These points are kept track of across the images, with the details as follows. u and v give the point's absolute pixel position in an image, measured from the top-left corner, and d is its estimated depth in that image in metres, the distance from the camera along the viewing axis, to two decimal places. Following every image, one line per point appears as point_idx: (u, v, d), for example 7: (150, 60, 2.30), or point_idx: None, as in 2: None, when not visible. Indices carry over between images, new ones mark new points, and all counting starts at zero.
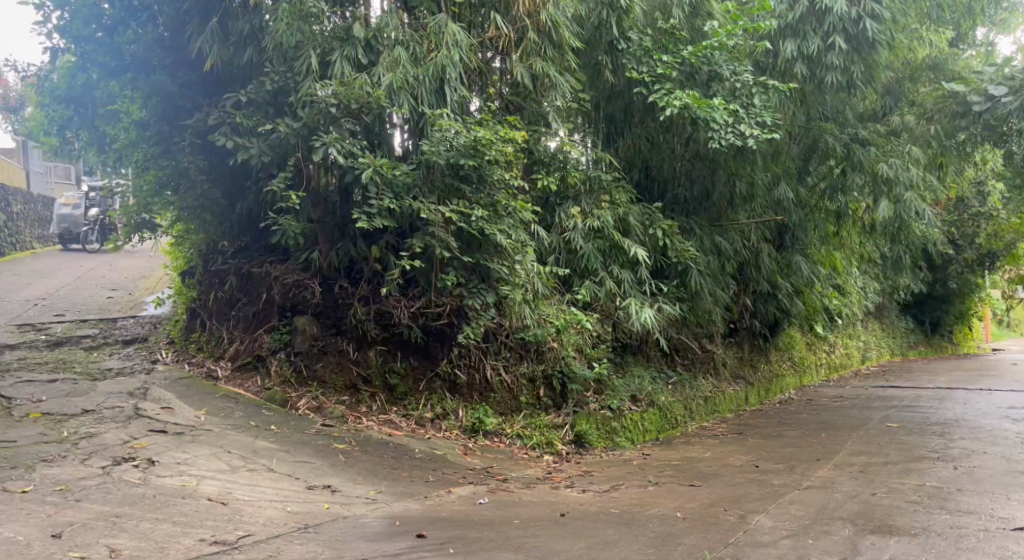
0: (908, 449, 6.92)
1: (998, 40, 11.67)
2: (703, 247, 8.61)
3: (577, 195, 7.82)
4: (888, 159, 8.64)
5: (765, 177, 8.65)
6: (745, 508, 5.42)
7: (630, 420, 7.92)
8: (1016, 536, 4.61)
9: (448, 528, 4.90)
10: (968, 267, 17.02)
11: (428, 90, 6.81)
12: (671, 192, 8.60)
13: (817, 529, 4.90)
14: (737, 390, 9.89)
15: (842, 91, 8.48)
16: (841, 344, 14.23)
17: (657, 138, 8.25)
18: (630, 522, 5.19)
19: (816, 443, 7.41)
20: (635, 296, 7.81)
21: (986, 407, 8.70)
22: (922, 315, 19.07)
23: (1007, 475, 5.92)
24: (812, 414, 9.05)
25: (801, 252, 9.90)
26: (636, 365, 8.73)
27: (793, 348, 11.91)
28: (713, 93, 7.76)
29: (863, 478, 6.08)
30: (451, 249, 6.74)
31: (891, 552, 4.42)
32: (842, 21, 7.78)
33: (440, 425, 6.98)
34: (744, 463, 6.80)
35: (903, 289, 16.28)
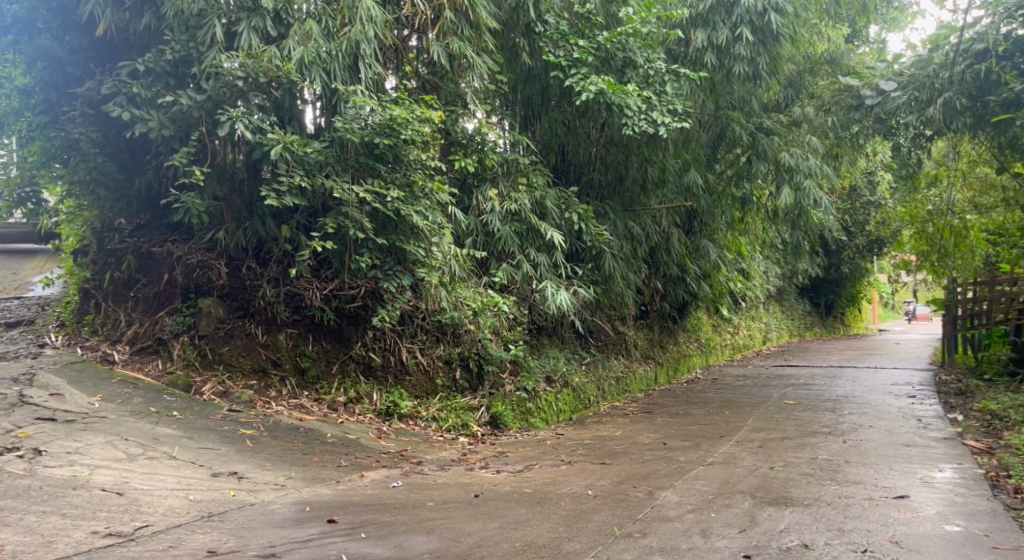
0: (803, 425, 7.32)
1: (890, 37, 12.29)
2: (617, 231, 8.75)
3: (495, 177, 7.78)
4: (790, 149, 8.92)
5: (675, 163, 8.87)
6: (653, 485, 5.60)
7: (545, 401, 8.02)
8: (897, 504, 4.96)
9: (360, 513, 4.86)
10: (860, 253, 18.06)
11: (342, 66, 6.63)
12: (586, 176, 8.73)
13: (719, 502, 5.12)
14: (647, 370, 10.19)
15: (748, 81, 8.78)
16: (745, 326, 14.84)
17: (573, 124, 8.38)
18: (542, 501, 5.28)
19: (719, 421, 7.73)
20: (551, 279, 7.84)
21: (874, 384, 9.30)
22: (818, 298, 20.10)
23: (890, 447, 6.36)
24: (716, 392, 9.44)
25: (709, 237, 10.23)
26: (552, 347, 8.86)
27: (700, 330, 12.40)
28: (627, 80, 7.85)
29: (763, 453, 6.39)
30: (365, 231, 6.61)
31: (786, 522, 4.68)
32: (750, 12, 8.01)
33: (353, 409, 6.89)
34: (653, 441, 7.02)
35: (802, 273, 17.13)
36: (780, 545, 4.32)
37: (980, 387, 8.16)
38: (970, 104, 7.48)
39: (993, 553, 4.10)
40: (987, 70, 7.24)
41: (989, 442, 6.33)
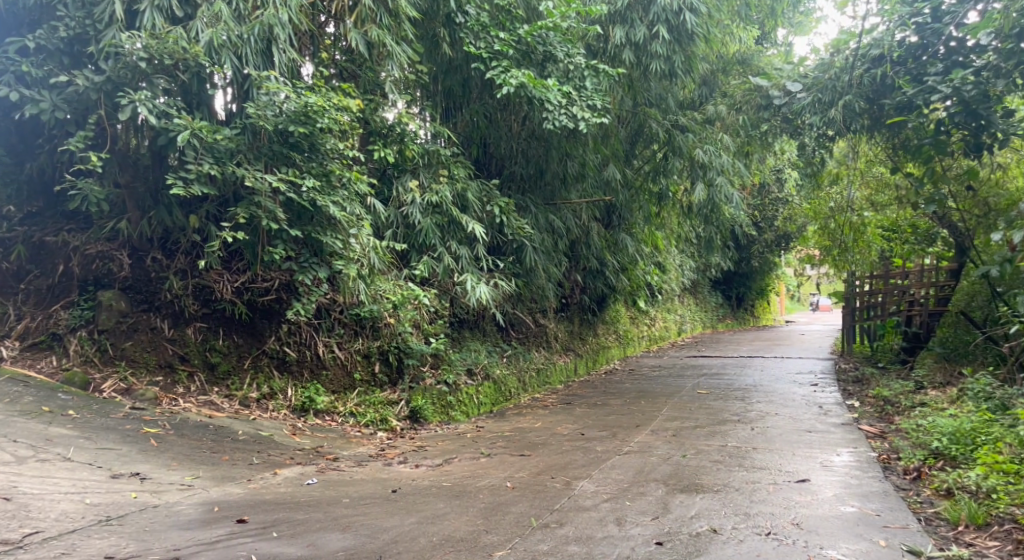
0: (714, 413, 7.58)
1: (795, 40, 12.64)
2: (538, 225, 8.81)
3: (415, 169, 7.69)
4: (704, 145, 9.24)
5: (595, 158, 8.95)
6: (570, 475, 5.68)
7: (465, 394, 7.98)
8: (799, 487, 5.21)
9: (272, 511, 4.72)
10: (769, 247, 18.82)
11: (254, 51, 6.37)
12: (508, 169, 8.76)
13: (634, 491, 5.23)
14: (567, 362, 10.32)
15: (665, 79, 8.97)
16: (661, 318, 15.22)
17: (494, 116, 8.33)
18: (461, 494, 5.27)
19: (635, 411, 7.91)
20: (472, 271, 7.81)
21: (780, 373, 9.75)
22: (730, 291, 20.81)
23: (794, 433, 6.66)
24: (632, 383, 9.67)
25: (627, 231, 10.43)
26: (473, 340, 8.84)
27: (618, 322, 12.64)
28: (548, 74, 7.85)
29: (676, 441, 6.58)
30: (280, 222, 6.40)
31: (697, 509, 4.83)
32: (666, 11, 8.15)
33: (267, 405, 6.68)
34: (572, 431, 7.12)
35: (714, 266, 17.70)
36: (690, 530, 4.46)
37: (874, 374, 8.68)
38: (867, 107, 7.89)
39: (884, 532, 4.36)
40: (883, 74, 7.69)
41: (882, 426, 6.72)
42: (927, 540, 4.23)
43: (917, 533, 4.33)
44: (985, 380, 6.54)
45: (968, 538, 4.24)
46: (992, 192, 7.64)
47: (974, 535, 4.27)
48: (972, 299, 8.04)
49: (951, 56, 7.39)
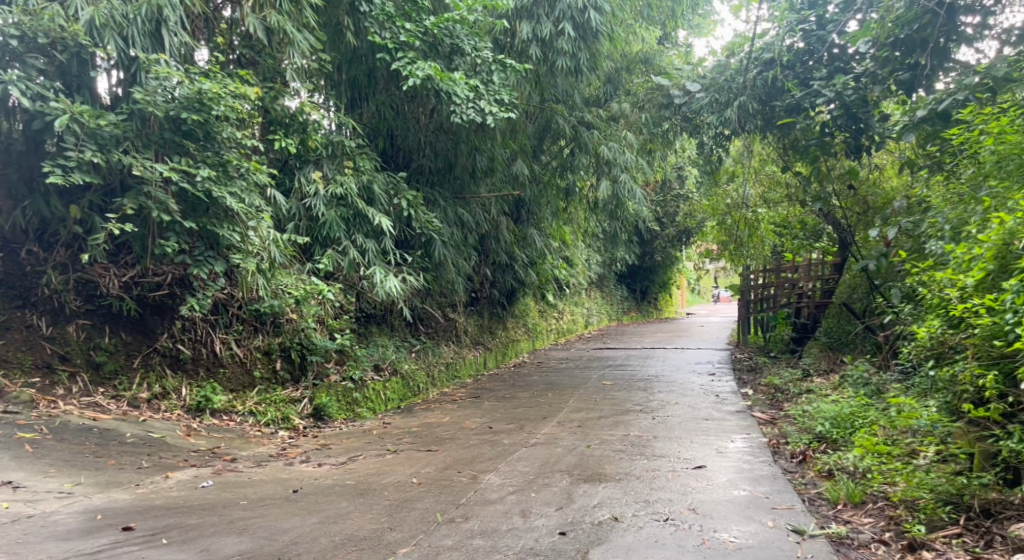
0: (618, 403, 7.77)
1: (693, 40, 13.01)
2: (447, 219, 8.68)
3: (319, 159, 7.44)
4: (608, 142, 9.45)
5: (504, 152, 8.92)
6: (476, 469, 5.68)
7: (372, 390, 7.77)
8: (695, 474, 5.40)
9: (163, 517, 4.50)
10: (671, 243, 19.45)
11: (141, 32, 6.01)
12: (415, 162, 8.65)
13: (539, 482, 5.29)
14: (477, 356, 10.31)
15: (571, 76, 9.03)
16: (569, 311, 15.47)
17: (401, 108, 8.21)
18: (365, 492, 5.18)
19: (542, 403, 7.99)
20: (379, 265, 7.61)
21: (680, 363, 10.10)
22: (634, 284, 21.39)
23: (692, 421, 6.91)
24: (540, 375, 9.76)
25: (535, 226, 10.56)
26: (381, 335, 8.67)
27: (527, 315, 12.76)
28: (455, 67, 7.83)
29: (581, 432, 6.69)
30: (172, 213, 6.08)
31: (599, 498, 4.94)
32: (571, 8, 8.25)
33: (158, 405, 6.35)
34: (479, 425, 7.11)
35: (620, 261, 18.13)
36: (592, 519, 4.55)
37: (766, 363, 9.17)
38: (761, 108, 8.23)
39: (771, 513, 4.58)
40: (774, 77, 8.06)
41: (772, 413, 7.07)
42: (810, 519, 4.48)
43: (801, 513, 4.57)
44: (863, 367, 6.99)
45: (847, 516, 4.52)
46: (871, 191, 8.14)
47: (852, 513, 4.55)
48: (853, 291, 8.43)
49: (833, 62, 7.87)
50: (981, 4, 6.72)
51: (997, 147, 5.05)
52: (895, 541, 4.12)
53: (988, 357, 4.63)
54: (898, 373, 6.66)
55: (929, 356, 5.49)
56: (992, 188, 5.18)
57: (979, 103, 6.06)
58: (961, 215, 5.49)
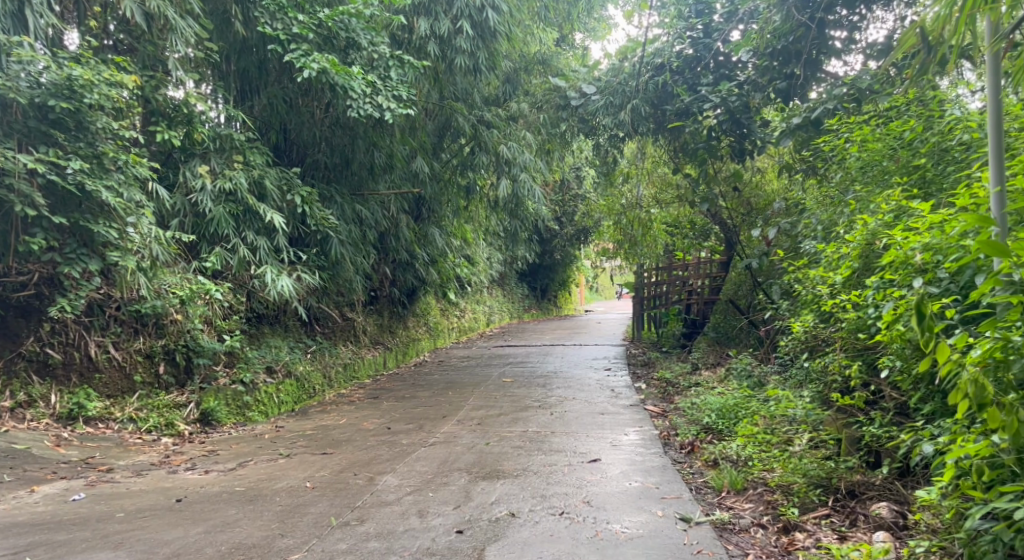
0: (518, 401, 7.83)
1: (590, 44, 13.30)
2: (344, 216, 8.46)
3: (206, 153, 7.11)
4: (508, 142, 9.49)
5: (403, 149, 8.80)
6: (373, 471, 5.57)
7: (265, 393, 7.47)
8: (590, 467, 5.52)
9: (27, 534, 4.19)
10: (569, 241, 19.88)
11: (2, 11, 5.55)
12: (310, 157, 8.38)
13: (437, 482, 5.25)
14: (376, 355, 10.14)
15: (470, 74, 9.00)
16: (470, 309, 15.47)
17: (294, 101, 7.86)
18: (255, 498, 4.99)
19: (442, 402, 7.95)
20: (272, 264, 7.33)
21: (578, 359, 10.31)
22: (535, 282, 21.66)
23: (589, 416, 7.06)
24: (441, 374, 9.71)
25: (436, 224, 10.50)
26: (274, 337, 8.34)
27: (428, 314, 12.68)
28: (351, 61, 7.58)
29: (480, 430, 6.70)
30: (39, 208, 5.65)
31: (497, 494, 4.96)
32: (468, 7, 8.29)
33: (23, 414, 5.89)
34: (377, 426, 6.98)
35: (520, 260, 18.33)
36: (490, 516, 4.57)
37: (659, 358, 9.51)
38: (653, 111, 8.51)
39: (661, 503, 4.74)
40: (664, 82, 8.38)
41: (664, 406, 7.33)
42: (696, 507, 4.66)
43: (688, 501, 4.75)
44: (747, 360, 7.39)
45: (729, 502, 4.74)
46: (753, 193, 8.58)
47: (734, 499, 4.78)
48: (738, 288, 8.87)
49: (719, 69, 8.28)
50: (848, 19, 7.27)
51: (860, 155, 5.48)
52: (772, 524, 4.34)
53: (854, 350, 5.06)
54: (777, 365, 7.05)
55: (804, 349, 5.84)
56: (857, 192, 5.59)
57: (846, 112, 6.55)
58: (831, 216, 5.86)
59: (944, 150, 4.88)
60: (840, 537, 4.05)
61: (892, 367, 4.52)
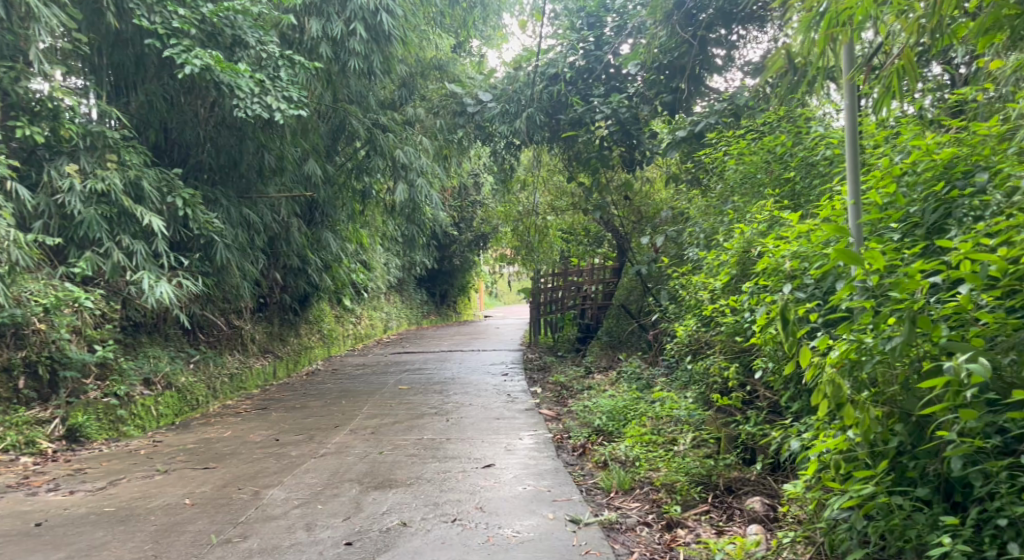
0: (413, 408, 7.76)
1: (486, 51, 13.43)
2: (231, 219, 8.11)
3: (75, 151, 6.66)
4: (404, 146, 9.38)
5: (294, 151, 8.51)
6: (259, 484, 5.36)
7: (141, 406, 7.08)
8: (484, 472, 5.53)
9: None
10: (468, 247, 19.88)
11: None
12: (194, 157, 8.01)
13: (326, 493, 5.11)
14: (265, 364, 9.79)
15: (364, 77, 8.87)
16: (366, 316, 15.22)
17: (175, 100, 7.55)
18: (127, 519, 4.71)
19: (335, 411, 7.77)
20: (150, 269, 6.93)
21: (476, 364, 10.36)
22: (434, 288, 21.58)
23: (484, 421, 7.09)
24: (335, 383, 9.50)
25: (330, 228, 10.27)
26: (152, 346, 7.89)
27: (322, 321, 12.39)
28: (237, 59, 7.29)
29: (373, 439, 6.57)
30: None
31: (388, 504, 4.89)
32: (362, 9, 8.12)
33: None
34: (264, 438, 6.74)
35: (419, 265, 18.19)
36: (381, 526, 4.50)
37: (554, 363, 9.68)
38: (547, 120, 8.67)
39: (552, 505, 4.80)
40: (558, 92, 8.60)
41: (558, 409, 7.46)
42: (586, 508, 4.76)
43: (578, 503, 4.84)
44: (636, 363, 7.64)
45: (617, 503, 4.87)
46: (644, 202, 8.87)
47: (622, 499, 4.92)
48: (629, 293, 9.22)
49: (610, 81, 8.60)
50: (727, 38, 7.65)
51: (737, 168, 5.84)
52: (657, 522, 4.49)
53: (732, 351, 5.41)
54: (663, 368, 7.32)
55: (688, 351, 6.10)
56: (735, 203, 5.92)
57: (725, 126, 6.92)
58: (712, 225, 6.17)
59: (810, 164, 5.25)
60: (718, 531, 4.23)
61: (766, 368, 4.78)
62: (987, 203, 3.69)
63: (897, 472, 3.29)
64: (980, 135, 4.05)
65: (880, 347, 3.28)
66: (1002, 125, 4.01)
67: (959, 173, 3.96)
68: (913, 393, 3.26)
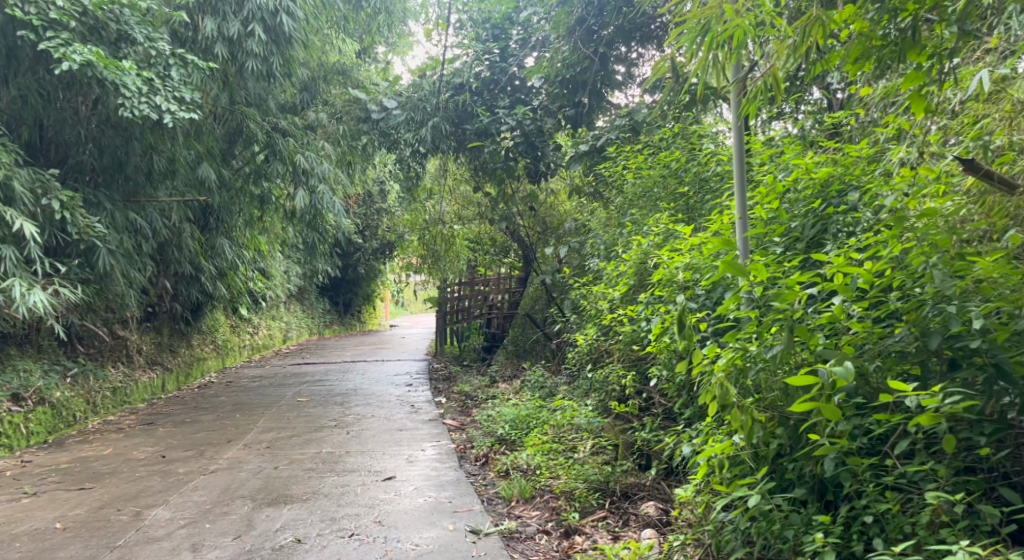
0: (312, 420, 7.54)
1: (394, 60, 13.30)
2: (115, 224, 7.66)
3: None
4: (305, 151, 9.16)
5: (187, 153, 8.14)
6: (141, 504, 5.06)
7: (9, 424, 6.56)
8: (384, 485, 5.43)
9: None
10: (372, 256, 19.53)
11: None
12: (73, 157, 7.52)
13: (216, 512, 4.88)
14: (152, 378, 9.27)
15: (263, 80, 8.55)
16: (265, 326, 14.71)
17: (52, 96, 7.01)
18: None
19: (228, 425, 7.45)
20: (22, 276, 6.45)
21: (380, 375, 10.19)
22: (337, 297, 21.13)
23: (386, 433, 6.97)
24: (229, 395, 9.12)
25: (225, 234, 9.90)
26: (24, 359, 7.32)
27: (216, 331, 11.87)
28: (122, 56, 6.88)
29: (268, 454, 6.33)
30: None
31: (282, 521, 4.72)
32: (261, 10, 7.87)
33: None
34: (149, 455, 6.37)
35: (321, 274, 17.76)
36: (273, 544, 4.34)
37: (459, 373, 9.64)
38: (453, 130, 8.66)
39: (452, 516, 4.76)
40: (464, 102, 8.62)
41: (462, 419, 7.44)
42: (486, 518, 4.74)
43: (478, 513, 4.82)
44: (540, 372, 7.72)
45: (517, 511, 4.88)
46: (548, 213, 9.12)
47: (522, 508, 4.93)
48: (535, 302, 9.45)
49: (515, 93, 8.75)
50: (627, 55, 7.84)
51: (635, 182, 6.05)
52: (555, 529, 4.53)
53: (629, 359, 5.56)
54: (566, 377, 7.43)
55: (588, 359, 6.25)
56: (633, 216, 6.12)
57: (623, 140, 7.13)
58: (612, 237, 6.35)
59: (702, 179, 5.51)
60: (614, 537, 4.31)
61: (660, 376, 4.93)
62: (859, 220, 3.94)
63: (777, 473, 3.45)
64: (852, 156, 4.35)
65: (763, 355, 3.44)
66: (870, 148, 4.37)
67: (834, 193, 4.23)
68: (791, 397, 3.44)
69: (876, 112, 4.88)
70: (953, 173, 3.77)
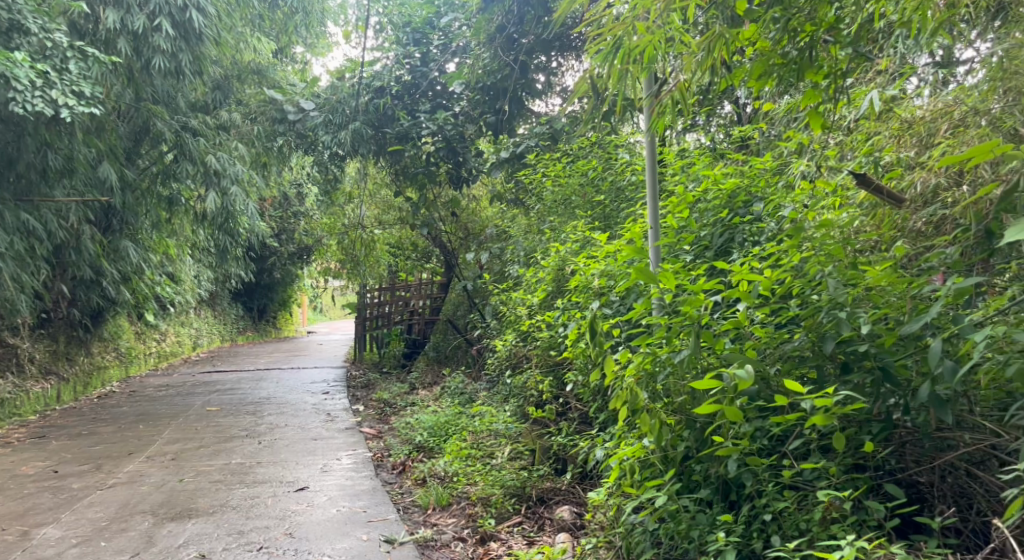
0: (222, 430, 7.26)
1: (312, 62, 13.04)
2: (5, 225, 7.13)
3: None
4: (216, 152, 8.86)
5: (87, 151, 7.70)
6: (29, 523, 4.74)
7: None
8: (296, 496, 5.28)
9: None
10: (289, 260, 19.02)
11: None
12: None
13: (112, 529, 4.62)
14: (46, 388, 8.71)
15: (171, 77, 8.17)
16: (173, 333, 14.10)
17: None
18: None
19: (130, 437, 7.08)
20: None
21: (295, 382, 9.91)
22: (251, 303, 20.48)
23: (300, 442, 6.79)
24: (133, 405, 8.68)
25: (129, 237, 9.49)
26: None
27: (119, 338, 11.30)
28: (14, 47, 6.47)
29: (173, 466, 6.06)
30: None
31: (185, 536, 4.51)
32: (169, 4, 7.59)
33: None
34: (40, 470, 5.98)
35: (234, 278, 17.17)
36: None
37: (378, 379, 9.48)
38: (373, 133, 8.54)
39: (366, 526, 4.67)
40: (384, 105, 8.51)
41: (379, 427, 7.32)
42: (401, 527, 4.67)
43: (393, 522, 4.74)
44: (459, 379, 7.68)
45: (433, 520, 4.83)
46: (469, 219, 9.13)
47: (438, 516, 4.89)
48: (456, 308, 9.50)
49: (436, 98, 8.65)
50: (546, 65, 8.02)
51: (553, 189, 6.15)
52: (471, 537, 4.50)
53: (547, 365, 5.60)
54: (486, 383, 7.43)
55: (507, 365, 6.28)
56: (552, 223, 6.20)
57: (542, 148, 7.24)
58: (532, 244, 6.41)
59: (618, 188, 5.64)
60: (529, 542, 4.33)
61: (576, 382, 5.00)
62: (762, 229, 4.15)
63: (685, 475, 3.54)
64: (757, 169, 4.57)
65: (672, 359, 3.53)
66: (772, 161, 4.63)
67: (740, 204, 4.41)
68: (698, 400, 3.54)
69: (779, 126, 5.12)
70: (847, 187, 3.99)
